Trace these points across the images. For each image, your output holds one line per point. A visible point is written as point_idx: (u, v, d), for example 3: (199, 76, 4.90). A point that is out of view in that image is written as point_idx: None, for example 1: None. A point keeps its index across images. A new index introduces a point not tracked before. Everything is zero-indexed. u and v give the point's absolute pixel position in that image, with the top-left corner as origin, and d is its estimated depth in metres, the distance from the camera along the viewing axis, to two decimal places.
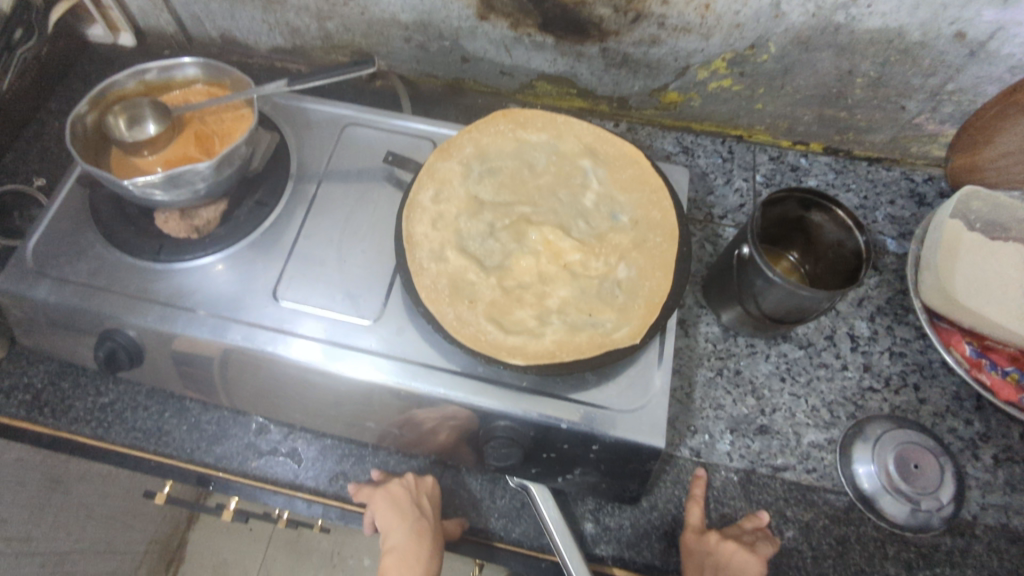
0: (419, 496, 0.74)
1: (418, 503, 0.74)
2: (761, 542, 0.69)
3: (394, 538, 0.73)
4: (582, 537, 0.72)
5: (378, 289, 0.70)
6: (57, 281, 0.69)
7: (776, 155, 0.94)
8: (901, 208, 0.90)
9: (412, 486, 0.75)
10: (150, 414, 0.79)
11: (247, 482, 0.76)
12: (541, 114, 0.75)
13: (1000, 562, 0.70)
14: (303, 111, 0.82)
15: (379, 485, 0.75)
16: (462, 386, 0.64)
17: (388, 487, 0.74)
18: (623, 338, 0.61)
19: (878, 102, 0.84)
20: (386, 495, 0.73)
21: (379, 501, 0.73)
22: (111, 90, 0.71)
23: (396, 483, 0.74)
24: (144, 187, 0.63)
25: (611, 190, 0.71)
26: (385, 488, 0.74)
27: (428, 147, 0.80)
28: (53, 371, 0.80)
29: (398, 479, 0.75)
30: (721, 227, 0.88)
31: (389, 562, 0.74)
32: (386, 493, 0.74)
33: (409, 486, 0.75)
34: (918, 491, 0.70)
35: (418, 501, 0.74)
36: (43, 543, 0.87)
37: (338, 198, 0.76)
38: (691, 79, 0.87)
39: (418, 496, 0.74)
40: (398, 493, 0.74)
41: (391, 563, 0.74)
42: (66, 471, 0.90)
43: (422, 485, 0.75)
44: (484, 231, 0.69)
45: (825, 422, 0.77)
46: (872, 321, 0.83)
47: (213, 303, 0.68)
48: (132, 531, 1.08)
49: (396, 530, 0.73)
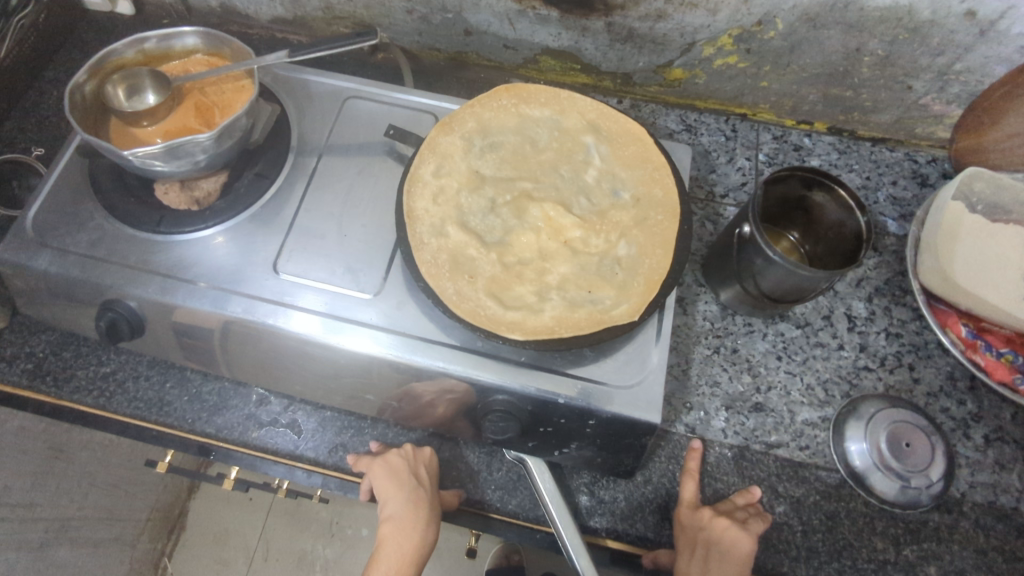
0: (417, 466, 0.76)
1: (416, 473, 0.76)
2: (753, 519, 0.70)
3: (393, 507, 0.76)
4: (577, 509, 0.73)
5: (379, 263, 0.70)
6: (58, 251, 0.69)
7: (780, 134, 0.93)
8: (904, 189, 0.90)
9: (410, 456, 0.77)
10: (152, 384, 0.80)
11: (247, 452, 0.78)
12: (544, 89, 0.74)
13: (985, 538, 0.72)
14: (303, 83, 0.82)
15: (378, 456, 0.77)
16: (461, 360, 0.65)
17: (387, 458, 0.76)
18: (622, 315, 0.62)
19: (885, 81, 0.83)
20: (385, 465, 0.75)
21: (378, 471, 0.75)
22: (110, 58, 0.70)
23: (395, 453, 0.76)
24: (144, 158, 0.63)
25: (613, 167, 0.71)
26: (384, 459, 0.76)
27: (430, 121, 0.80)
28: (55, 341, 0.81)
29: (397, 450, 0.77)
30: (723, 206, 0.88)
31: (387, 530, 0.78)
32: (385, 463, 0.75)
33: (407, 456, 0.77)
34: (908, 469, 0.71)
35: (417, 472, 0.76)
36: (45, 509, 0.90)
37: (339, 171, 0.75)
38: (697, 56, 0.86)
39: (417, 466, 0.76)
40: (397, 463, 0.76)
41: (390, 531, 0.77)
42: (69, 439, 0.92)
43: (421, 456, 0.77)
44: (485, 206, 0.69)
45: (820, 400, 0.78)
46: (870, 301, 0.83)
47: (214, 275, 0.69)
48: (133, 498, 1.10)
49: (394, 500, 0.75)
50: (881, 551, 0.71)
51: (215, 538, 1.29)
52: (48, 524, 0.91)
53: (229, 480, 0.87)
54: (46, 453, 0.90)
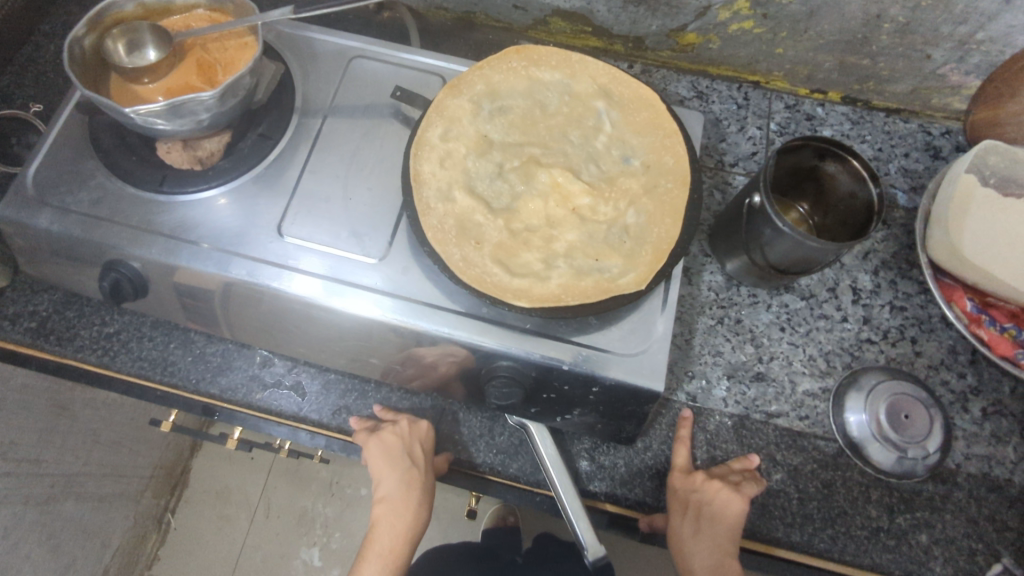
0: (410, 443, 0.76)
1: (410, 451, 0.76)
2: (747, 482, 0.71)
3: (386, 487, 0.77)
4: (578, 474, 0.75)
5: (384, 228, 0.69)
6: (59, 210, 0.69)
7: (792, 103, 0.92)
8: (916, 161, 0.88)
9: (404, 433, 0.76)
10: (156, 344, 0.80)
11: (251, 413, 0.79)
12: (555, 51, 0.73)
13: (977, 508, 0.73)
14: (308, 41, 0.79)
15: (371, 431, 0.76)
16: (466, 326, 0.65)
17: (382, 435, 0.75)
18: (628, 284, 0.61)
19: (903, 50, 0.81)
20: (379, 444, 0.75)
21: (372, 450, 0.75)
22: (109, 12, 0.67)
23: (389, 431, 0.75)
24: (146, 116, 0.62)
25: (623, 133, 0.70)
26: (378, 436, 0.75)
27: (437, 82, 0.78)
28: (58, 300, 0.81)
29: (391, 427, 0.76)
30: (732, 175, 0.87)
31: (381, 510, 0.79)
32: (379, 441, 0.75)
33: (401, 433, 0.76)
34: (906, 440, 0.71)
35: (411, 449, 0.76)
36: (53, 465, 0.93)
37: (345, 133, 0.74)
38: (711, 20, 0.83)
39: (411, 443, 0.76)
40: (391, 441, 0.75)
41: (383, 512, 0.78)
42: (72, 399, 0.94)
43: (416, 431, 0.77)
44: (492, 171, 0.68)
45: (821, 371, 0.79)
46: (876, 274, 0.83)
47: (217, 236, 0.68)
48: (138, 456, 1.14)
49: (388, 479, 0.76)
50: (874, 518, 0.73)
51: (216, 494, 1.34)
52: (53, 479, 0.94)
53: (232, 440, 0.89)
54: (50, 412, 0.91)
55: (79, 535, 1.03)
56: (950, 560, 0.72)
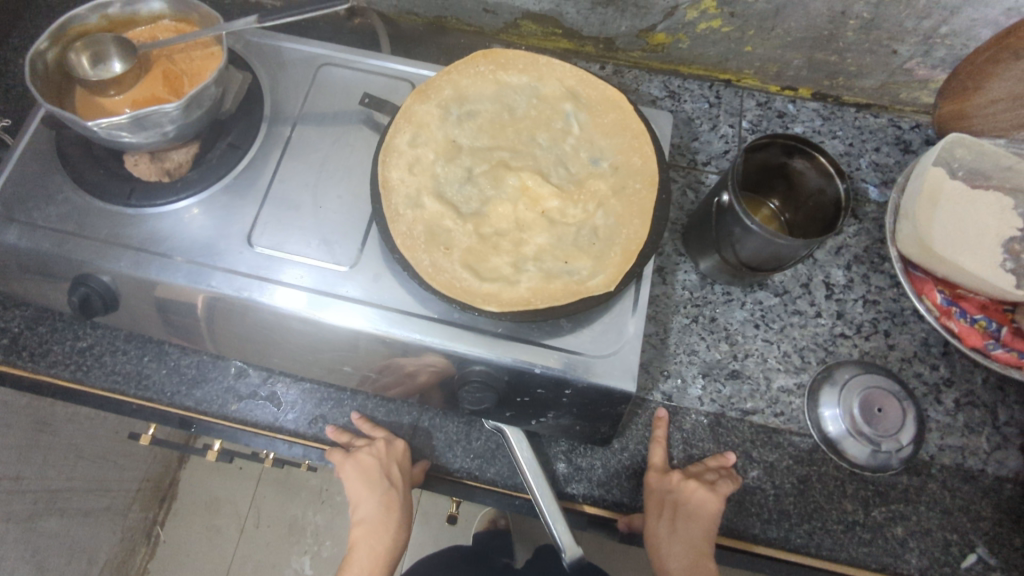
0: (388, 464, 0.76)
1: (388, 473, 0.76)
2: (723, 480, 0.72)
3: (364, 510, 0.78)
4: (555, 477, 0.75)
5: (354, 236, 0.69)
6: (26, 225, 0.68)
7: (763, 101, 0.92)
8: (886, 155, 0.89)
9: (382, 454, 0.76)
10: (130, 358, 0.80)
11: (227, 424, 0.78)
12: (523, 54, 0.73)
13: (951, 499, 0.74)
14: (276, 49, 0.79)
15: (347, 451, 0.77)
16: (438, 332, 0.65)
17: (358, 457, 0.76)
18: (597, 286, 0.62)
19: (870, 45, 0.82)
20: (356, 465, 0.76)
21: (349, 471, 0.76)
22: (72, 24, 0.67)
23: (365, 453, 0.76)
24: (109, 129, 0.61)
25: (592, 135, 0.70)
26: (355, 458, 0.76)
27: (407, 88, 0.78)
28: (29, 316, 0.80)
29: (367, 448, 0.77)
30: (704, 174, 0.87)
31: (358, 533, 0.79)
32: (356, 462, 0.76)
33: (379, 455, 0.76)
34: (880, 434, 0.72)
35: (389, 470, 0.76)
36: (36, 481, 0.94)
37: (314, 141, 0.74)
38: (680, 20, 0.84)
39: (388, 464, 0.76)
40: (368, 462, 0.76)
41: (361, 535, 0.79)
42: (53, 414, 0.95)
43: (393, 452, 0.77)
44: (461, 176, 0.68)
45: (796, 367, 0.79)
46: (848, 269, 0.84)
47: (188, 248, 0.68)
48: (122, 470, 1.15)
49: (366, 501, 0.78)
50: (850, 512, 0.73)
51: (204, 507, 1.33)
52: (36, 496, 0.95)
53: (213, 452, 0.88)
54: (31, 428, 0.92)
55: (66, 551, 1.03)
56: (926, 552, 0.72)
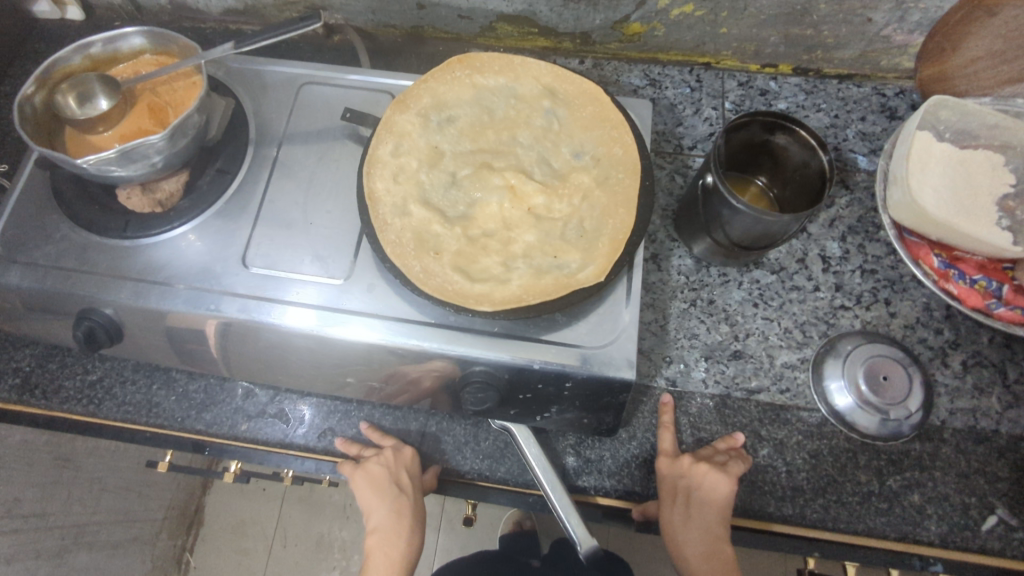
0: (397, 472, 0.77)
1: (397, 480, 0.77)
2: (734, 461, 0.72)
3: (376, 518, 0.79)
4: (566, 471, 0.75)
5: (345, 248, 0.70)
6: (28, 265, 0.70)
7: (745, 80, 0.92)
8: (873, 124, 0.89)
9: (390, 462, 0.77)
10: (139, 387, 0.81)
11: (240, 445, 0.79)
12: (497, 57, 0.73)
13: (966, 462, 0.73)
14: (259, 74, 0.81)
15: (357, 462, 0.78)
16: (436, 337, 0.65)
17: (367, 467, 0.77)
18: (588, 278, 0.62)
19: (844, 16, 0.82)
20: (365, 475, 0.76)
21: (360, 482, 0.77)
22: (55, 67, 0.68)
23: (373, 462, 0.77)
24: (99, 165, 0.62)
25: (572, 130, 0.71)
26: (364, 469, 0.77)
27: (387, 100, 0.79)
28: (40, 354, 0.82)
29: (375, 457, 0.78)
30: (690, 158, 0.87)
31: (373, 542, 0.80)
32: (365, 473, 0.77)
33: (386, 463, 0.77)
34: (886, 402, 0.71)
35: (398, 478, 0.77)
36: (60, 517, 0.98)
37: (301, 160, 0.75)
38: (653, 8, 0.84)
39: (397, 472, 0.77)
40: (376, 471, 0.77)
41: (376, 543, 0.80)
42: (75, 449, 0.98)
43: (400, 459, 0.78)
44: (447, 181, 0.69)
45: (798, 342, 0.79)
46: (843, 241, 0.83)
47: (187, 276, 0.69)
48: (145, 499, 1.18)
49: (377, 510, 0.79)
50: (864, 483, 0.73)
51: (232, 529, 1.33)
52: (64, 532, 0.99)
53: (229, 471, 0.90)
54: (54, 464, 0.95)
55: None
56: (944, 517, 0.71)
